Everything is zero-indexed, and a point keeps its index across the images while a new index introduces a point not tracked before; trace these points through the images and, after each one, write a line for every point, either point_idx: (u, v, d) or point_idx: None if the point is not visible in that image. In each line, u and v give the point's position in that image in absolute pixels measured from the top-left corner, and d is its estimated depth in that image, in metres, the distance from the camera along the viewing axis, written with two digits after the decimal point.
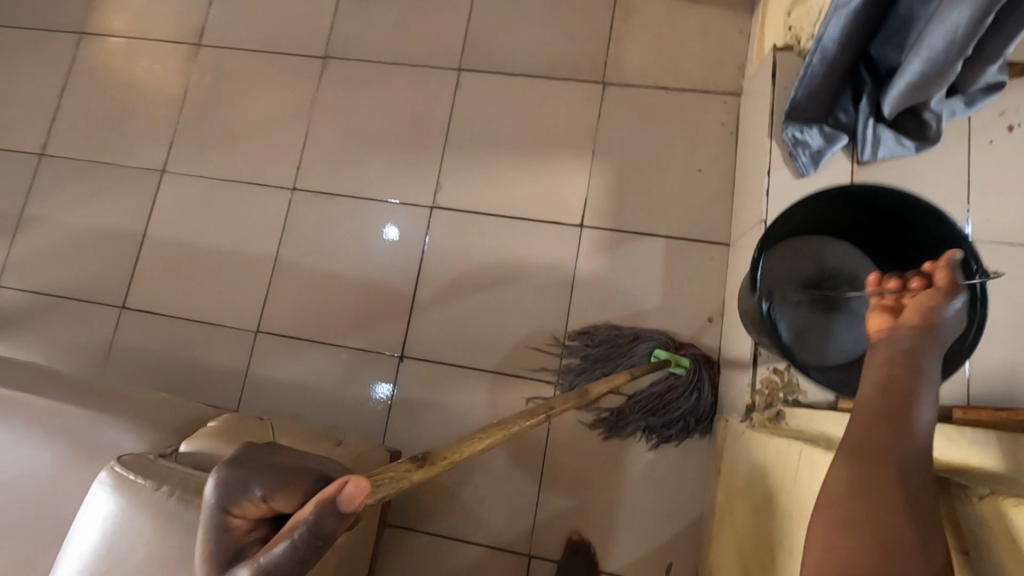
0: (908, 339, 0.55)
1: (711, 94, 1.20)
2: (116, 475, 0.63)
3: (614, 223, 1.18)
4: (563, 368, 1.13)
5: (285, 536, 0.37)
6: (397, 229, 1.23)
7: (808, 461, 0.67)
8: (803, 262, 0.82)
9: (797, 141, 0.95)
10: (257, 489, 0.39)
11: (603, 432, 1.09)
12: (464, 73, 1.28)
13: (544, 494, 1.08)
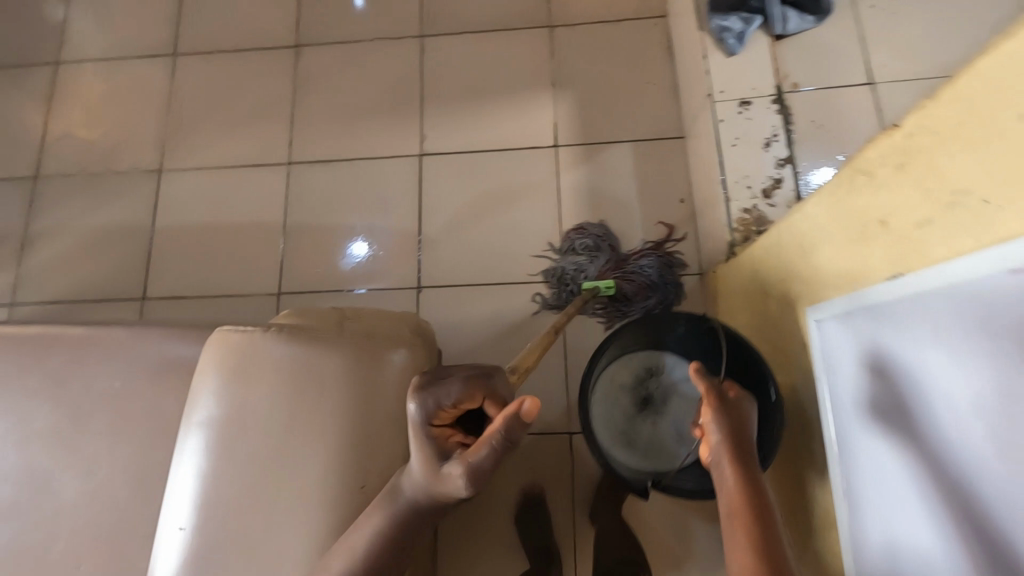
0: (716, 438, 0.71)
1: (643, 20, 1.39)
2: (421, 411, 0.56)
3: (584, 138, 1.34)
4: (560, 266, 1.25)
5: (488, 444, 0.54)
6: (363, 247, 1.31)
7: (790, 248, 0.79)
8: (619, 394, 1.06)
9: (722, 28, 1.14)
10: (450, 400, 0.56)
11: (604, 322, 1.23)
12: (426, 39, 1.44)
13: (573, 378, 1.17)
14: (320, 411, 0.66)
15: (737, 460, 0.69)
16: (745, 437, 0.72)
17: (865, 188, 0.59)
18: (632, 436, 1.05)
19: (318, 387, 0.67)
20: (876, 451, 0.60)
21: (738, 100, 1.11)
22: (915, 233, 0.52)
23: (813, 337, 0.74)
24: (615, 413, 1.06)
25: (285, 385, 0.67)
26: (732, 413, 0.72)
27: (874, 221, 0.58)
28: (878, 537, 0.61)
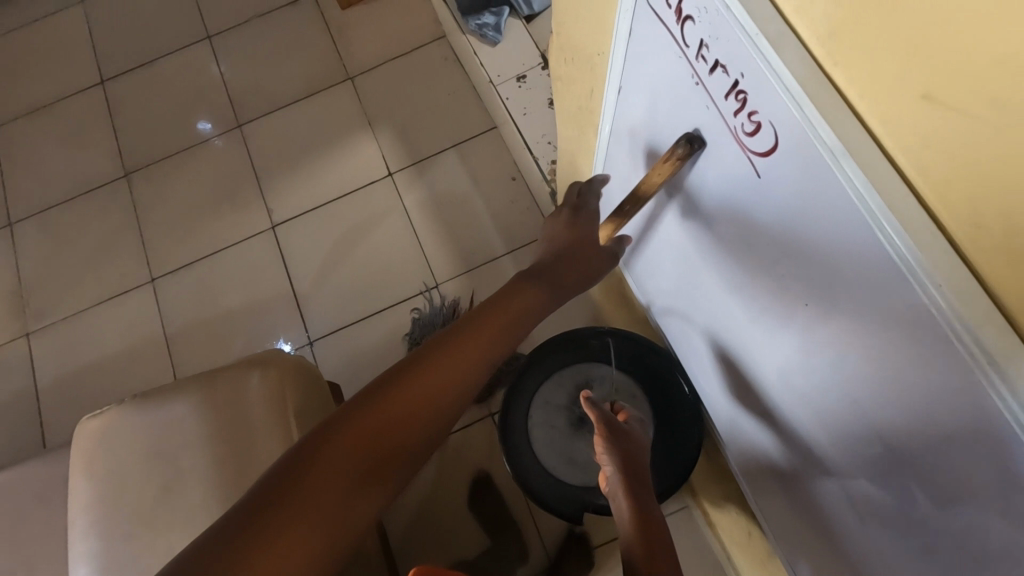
0: (610, 468, 0.67)
1: (427, 45, 1.55)
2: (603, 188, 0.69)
3: (412, 159, 1.45)
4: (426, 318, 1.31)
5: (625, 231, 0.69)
6: (285, 343, 1.33)
7: (566, 171, 0.90)
8: (555, 415, 0.93)
9: (480, 26, 1.30)
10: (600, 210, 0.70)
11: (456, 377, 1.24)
12: (244, 126, 1.54)
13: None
14: (190, 454, 0.71)
15: (632, 488, 0.64)
16: (639, 466, 0.68)
17: (566, 93, 0.71)
18: (576, 457, 0.92)
19: (187, 436, 0.72)
20: (692, 341, 0.76)
21: (515, 77, 1.27)
22: (594, 107, 0.64)
23: (622, 267, 0.87)
24: (560, 438, 0.92)
25: (154, 444, 0.72)
26: (623, 435, 0.69)
27: (579, 115, 0.70)
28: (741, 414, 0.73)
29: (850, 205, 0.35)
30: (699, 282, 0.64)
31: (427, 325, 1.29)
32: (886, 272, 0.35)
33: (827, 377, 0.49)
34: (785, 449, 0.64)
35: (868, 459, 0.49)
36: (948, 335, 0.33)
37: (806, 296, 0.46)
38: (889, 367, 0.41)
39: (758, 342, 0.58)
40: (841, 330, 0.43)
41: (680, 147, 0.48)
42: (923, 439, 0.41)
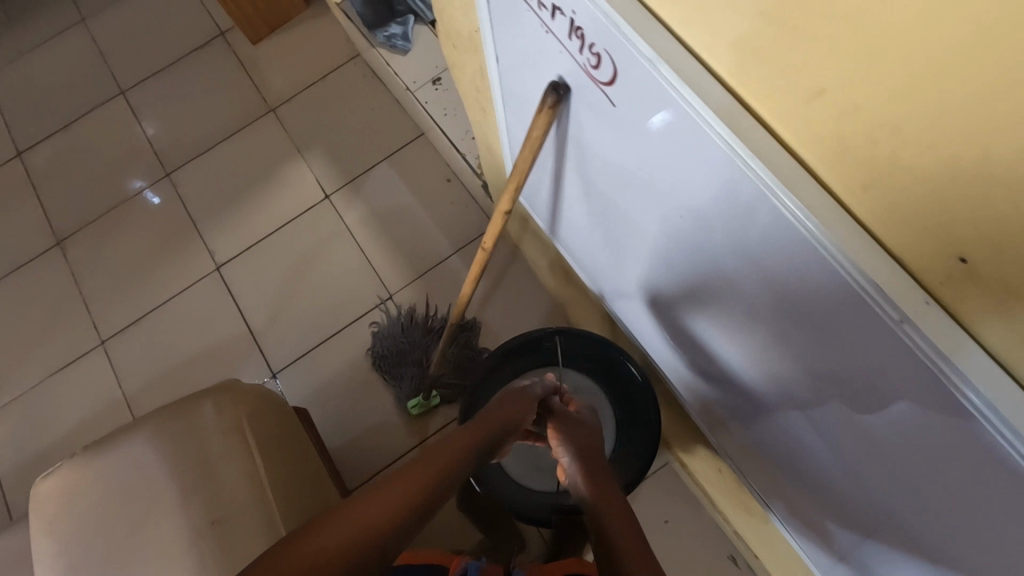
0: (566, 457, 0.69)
1: (342, 66, 1.56)
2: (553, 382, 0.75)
3: (347, 178, 1.46)
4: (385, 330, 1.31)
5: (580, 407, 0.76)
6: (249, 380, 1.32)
7: (486, 158, 0.93)
8: None
9: (388, 37, 1.33)
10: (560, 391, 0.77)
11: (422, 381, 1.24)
12: (173, 175, 1.53)
13: (431, 396, 1.23)
14: (153, 494, 0.70)
15: (589, 467, 0.66)
16: (594, 446, 0.70)
17: (463, 78, 0.73)
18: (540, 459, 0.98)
19: (146, 478, 0.71)
20: (630, 303, 0.81)
21: (431, 80, 1.32)
22: (487, 85, 0.67)
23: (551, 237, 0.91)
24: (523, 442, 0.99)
25: (115, 492, 0.71)
26: (574, 421, 0.72)
27: (478, 96, 0.72)
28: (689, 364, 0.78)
29: (710, 136, 0.44)
30: (627, 247, 0.70)
31: (388, 337, 1.29)
32: (748, 193, 0.44)
33: (751, 308, 0.55)
34: (733, 388, 0.70)
35: (799, 380, 0.56)
36: (807, 238, 0.42)
37: (720, 239, 0.52)
38: (795, 288, 0.47)
39: (672, 286, 0.66)
40: (754, 265, 0.50)
41: (546, 99, 0.54)
42: (814, 340, 0.49)
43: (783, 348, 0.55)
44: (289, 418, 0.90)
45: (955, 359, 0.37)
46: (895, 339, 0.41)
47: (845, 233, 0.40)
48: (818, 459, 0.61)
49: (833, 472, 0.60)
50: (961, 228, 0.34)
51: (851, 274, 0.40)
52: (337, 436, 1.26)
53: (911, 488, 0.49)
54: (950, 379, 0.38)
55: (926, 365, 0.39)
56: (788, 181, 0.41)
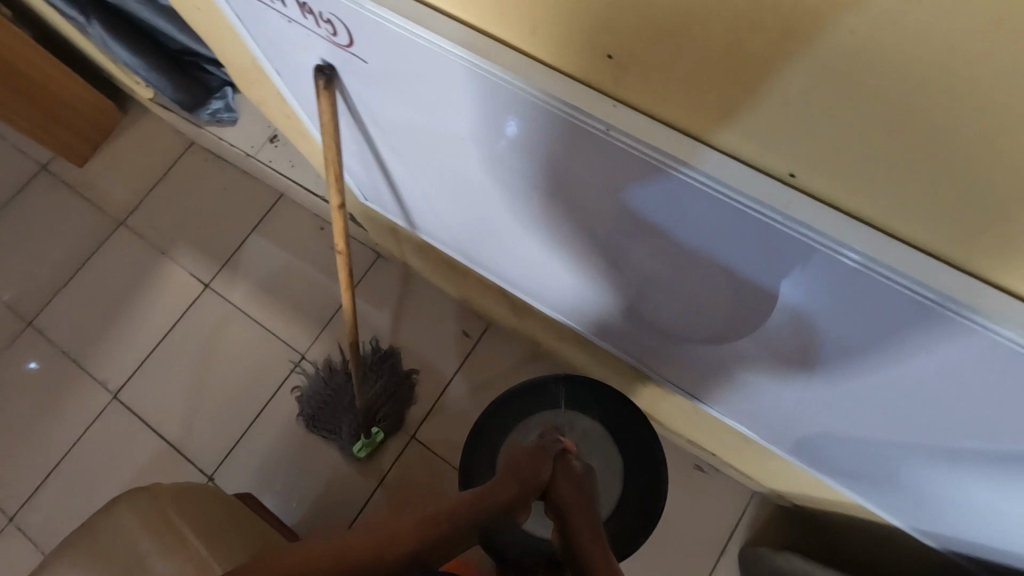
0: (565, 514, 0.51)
1: (180, 158, 1.54)
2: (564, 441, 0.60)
3: (220, 263, 1.43)
4: (305, 389, 1.29)
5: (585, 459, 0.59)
6: None
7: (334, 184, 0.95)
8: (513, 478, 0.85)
9: (212, 113, 1.36)
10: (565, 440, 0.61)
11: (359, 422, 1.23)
12: (36, 321, 1.43)
13: (373, 432, 1.22)
14: None
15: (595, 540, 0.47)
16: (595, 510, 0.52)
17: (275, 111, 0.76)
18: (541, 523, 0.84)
19: None
20: (507, 263, 0.83)
21: (269, 138, 1.36)
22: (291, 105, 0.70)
23: (413, 230, 0.92)
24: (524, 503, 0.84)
25: None
26: (574, 478, 0.54)
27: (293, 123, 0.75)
28: (584, 298, 0.80)
29: (497, 84, 0.46)
30: (481, 213, 0.72)
31: (312, 395, 1.27)
32: (555, 121, 0.47)
33: (602, 227, 0.58)
34: (625, 304, 0.73)
35: (667, 277, 0.59)
36: (593, 133, 0.45)
37: (546, 169, 0.54)
38: (619, 189, 0.50)
39: (535, 235, 0.69)
40: (581, 181, 0.52)
41: (318, 82, 0.58)
42: (668, 238, 0.52)
43: (642, 254, 0.58)
44: (242, 508, 0.88)
45: (747, 187, 0.41)
46: (705, 199, 0.44)
47: (620, 113, 0.43)
48: (713, 340, 0.66)
49: (732, 349, 0.64)
50: (601, 28, 0.39)
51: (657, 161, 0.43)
52: (296, 512, 1.22)
53: (801, 334, 0.53)
54: (807, 237, 0.40)
55: (771, 226, 0.42)
56: (575, 99, 0.44)
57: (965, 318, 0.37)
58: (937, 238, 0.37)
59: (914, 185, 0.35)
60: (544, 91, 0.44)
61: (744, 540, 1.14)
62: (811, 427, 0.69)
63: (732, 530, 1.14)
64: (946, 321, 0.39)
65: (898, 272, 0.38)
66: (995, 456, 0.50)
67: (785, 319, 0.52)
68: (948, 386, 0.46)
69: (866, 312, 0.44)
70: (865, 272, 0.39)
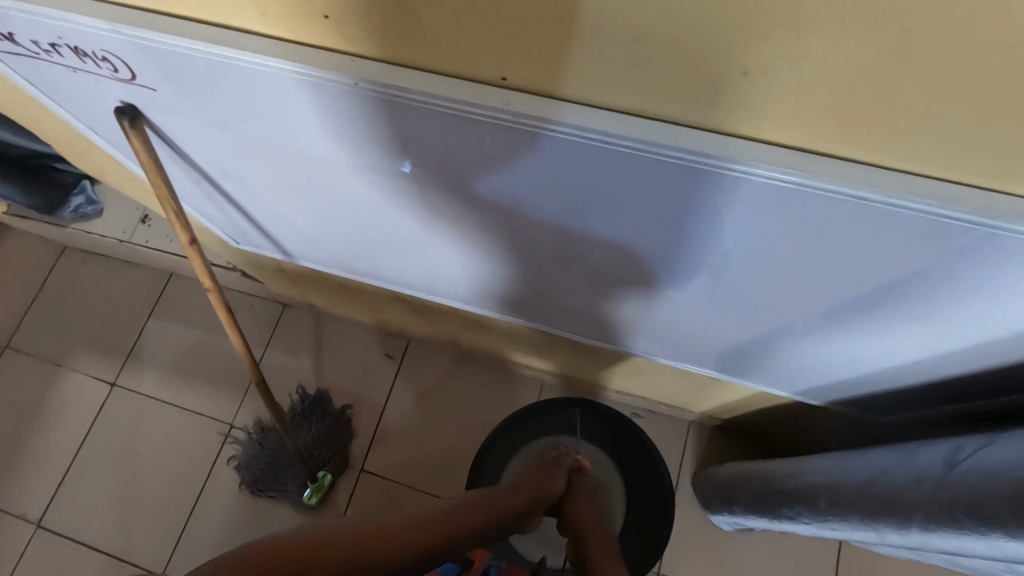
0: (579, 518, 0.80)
1: (55, 265, 1.48)
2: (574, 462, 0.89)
3: (122, 359, 1.38)
4: (242, 456, 1.26)
5: (582, 470, 0.89)
6: None
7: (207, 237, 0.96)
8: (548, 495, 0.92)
9: (75, 210, 1.37)
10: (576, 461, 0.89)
11: (303, 470, 1.21)
12: None
13: (320, 476, 1.20)
14: None
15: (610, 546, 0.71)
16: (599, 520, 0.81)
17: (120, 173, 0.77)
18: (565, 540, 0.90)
19: None
20: (394, 265, 0.88)
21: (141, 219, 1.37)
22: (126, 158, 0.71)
23: (291, 261, 0.94)
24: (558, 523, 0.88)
25: None
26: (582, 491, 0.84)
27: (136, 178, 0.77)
28: (477, 278, 0.85)
29: (325, 85, 0.52)
30: (358, 220, 0.76)
31: (249, 460, 1.24)
32: (388, 105, 0.53)
33: (462, 196, 0.64)
34: (510, 268, 0.79)
35: (533, 226, 0.66)
36: (419, 106, 0.52)
37: (400, 155, 0.60)
38: (462, 153, 0.57)
39: (415, 231, 0.75)
40: (431, 156, 0.59)
41: (121, 122, 0.62)
42: (519, 188, 0.60)
43: (504, 214, 0.65)
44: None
45: (552, 115, 0.49)
46: (528, 137, 0.51)
47: (426, 81, 0.50)
48: (592, 278, 0.74)
49: (608, 280, 0.72)
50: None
51: (474, 116, 0.51)
52: None
53: (651, 240, 0.61)
54: (613, 144, 0.49)
55: (586, 144, 0.50)
56: (393, 80, 0.50)
57: (735, 168, 0.47)
58: (696, 111, 0.46)
59: (652, 67, 0.43)
60: (362, 77, 0.51)
61: (695, 468, 1.19)
62: (697, 330, 0.79)
63: (681, 463, 1.20)
64: (725, 177, 0.48)
65: (676, 146, 0.47)
66: (819, 292, 0.61)
67: (630, 229, 0.61)
68: (767, 242, 0.55)
69: (675, 195, 0.53)
70: (666, 158, 0.48)
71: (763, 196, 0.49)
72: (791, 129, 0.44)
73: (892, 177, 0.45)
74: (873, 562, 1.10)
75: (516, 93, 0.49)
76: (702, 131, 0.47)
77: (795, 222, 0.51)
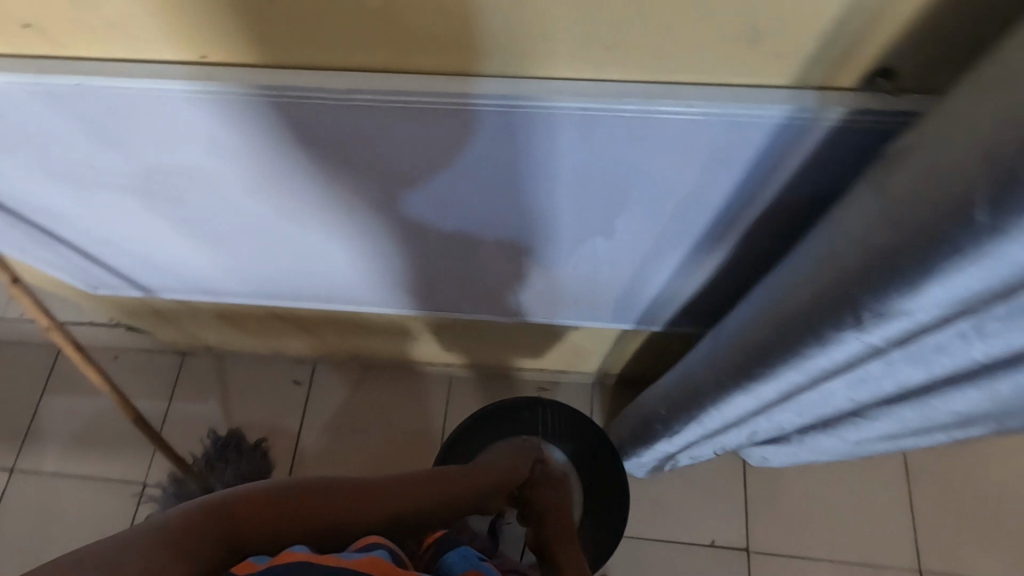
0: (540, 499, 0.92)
1: None
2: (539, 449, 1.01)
3: (19, 441, 1.32)
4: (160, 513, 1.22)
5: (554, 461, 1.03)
6: None
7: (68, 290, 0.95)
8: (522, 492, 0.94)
9: None
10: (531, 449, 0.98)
11: None
12: None
13: None
14: None
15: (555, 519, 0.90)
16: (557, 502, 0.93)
17: None
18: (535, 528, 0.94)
19: None
20: (269, 280, 0.91)
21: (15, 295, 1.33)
22: None
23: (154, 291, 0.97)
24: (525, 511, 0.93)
25: None
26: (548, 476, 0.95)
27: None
28: (360, 278, 0.89)
29: (164, 95, 0.56)
30: (227, 234, 0.79)
31: None
32: (230, 105, 0.57)
33: (318, 189, 0.69)
34: (382, 260, 0.84)
35: (396, 207, 0.71)
36: (256, 100, 0.56)
37: (255, 156, 0.64)
38: (306, 143, 0.62)
39: (293, 236, 0.79)
40: (283, 151, 0.63)
41: None
42: (370, 166, 0.64)
43: (369, 201, 0.70)
44: None
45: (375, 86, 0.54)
46: (362, 111, 0.56)
47: (255, 75, 0.55)
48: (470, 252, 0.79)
49: (481, 250, 0.78)
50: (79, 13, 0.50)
51: (306, 100, 0.56)
52: None
53: (500, 199, 0.67)
54: (438, 103, 0.55)
55: (416, 108, 0.55)
56: (225, 79, 0.55)
57: (546, 104, 0.54)
58: (489, 62, 0.53)
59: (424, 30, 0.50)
60: (198, 81, 0.55)
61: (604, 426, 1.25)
62: (578, 284, 0.86)
63: None
64: (544, 116, 0.55)
65: (484, 96, 0.54)
66: (655, 219, 0.69)
67: (478, 189, 0.66)
68: (602, 177, 0.63)
69: (497, 145, 0.59)
70: (488, 108, 0.55)
71: (584, 126, 0.56)
72: (555, 64, 0.53)
73: (658, 89, 0.53)
74: (775, 473, 1.18)
75: (335, 72, 0.55)
76: (494, 80, 0.54)
77: (604, 147, 0.58)
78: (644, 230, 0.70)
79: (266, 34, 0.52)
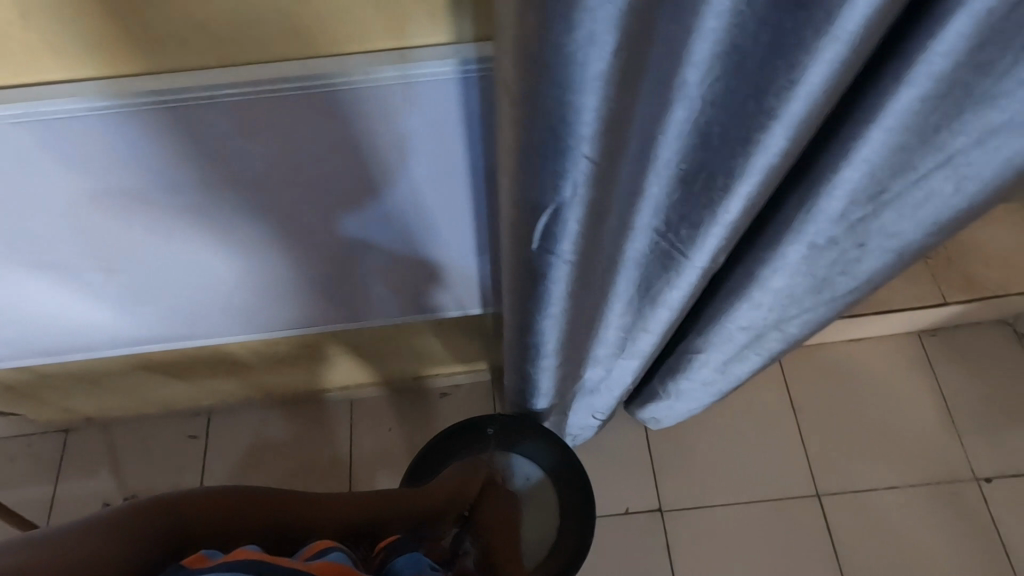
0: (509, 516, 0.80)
1: None
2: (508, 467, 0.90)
3: None
4: None
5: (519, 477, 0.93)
6: None
7: None
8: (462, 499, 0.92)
9: None
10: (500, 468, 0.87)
11: None
12: None
13: None
14: None
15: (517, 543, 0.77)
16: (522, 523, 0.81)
17: None
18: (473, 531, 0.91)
19: None
20: (149, 315, 0.90)
21: None
22: None
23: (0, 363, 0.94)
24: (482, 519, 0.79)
25: None
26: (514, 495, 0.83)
27: None
28: (243, 298, 0.90)
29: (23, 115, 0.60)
30: (102, 266, 0.80)
31: None
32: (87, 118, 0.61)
33: (187, 199, 0.72)
34: (258, 272, 0.85)
35: (264, 206, 0.75)
36: (116, 110, 0.60)
37: (122, 170, 0.67)
38: (171, 149, 0.65)
39: (171, 256, 0.80)
40: (149, 163, 0.67)
41: None
42: (234, 165, 0.68)
43: (244, 202, 0.74)
44: None
45: (224, 80, 0.60)
46: (217, 106, 0.62)
47: (110, 85, 0.59)
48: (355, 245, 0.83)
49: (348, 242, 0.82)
50: None
51: (175, 101, 0.60)
52: None
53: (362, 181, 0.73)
54: (287, 87, 0.61)
55: (271, 94, 0.61)
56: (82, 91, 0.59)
57: (382, 76, 0.61)
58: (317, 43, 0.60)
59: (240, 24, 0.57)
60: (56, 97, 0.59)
61: None
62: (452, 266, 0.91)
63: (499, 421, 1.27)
64: (386, 89, 0.63)
65: (324, 74, 0.60)
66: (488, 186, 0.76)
67: (341, 171, 0.71)
68: (442, 145, 0.70)
69: (348, 122, 0.66)
70: (335, 87, 0.62)
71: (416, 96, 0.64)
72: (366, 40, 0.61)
73: (471, 50, 0.62)
74: (676, 433, 1.22)
75: (186, 71, 0.60)
76: (310, 60, 0.61)
77: (434, 109, 0.66)
78: (490, 192, 0.77)
79: (100, 48, 0.58)
